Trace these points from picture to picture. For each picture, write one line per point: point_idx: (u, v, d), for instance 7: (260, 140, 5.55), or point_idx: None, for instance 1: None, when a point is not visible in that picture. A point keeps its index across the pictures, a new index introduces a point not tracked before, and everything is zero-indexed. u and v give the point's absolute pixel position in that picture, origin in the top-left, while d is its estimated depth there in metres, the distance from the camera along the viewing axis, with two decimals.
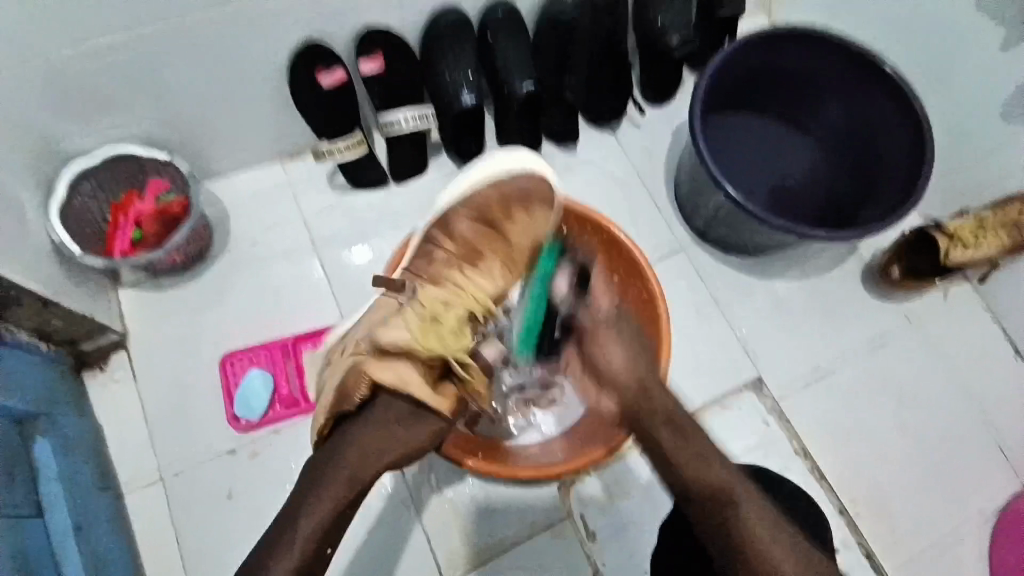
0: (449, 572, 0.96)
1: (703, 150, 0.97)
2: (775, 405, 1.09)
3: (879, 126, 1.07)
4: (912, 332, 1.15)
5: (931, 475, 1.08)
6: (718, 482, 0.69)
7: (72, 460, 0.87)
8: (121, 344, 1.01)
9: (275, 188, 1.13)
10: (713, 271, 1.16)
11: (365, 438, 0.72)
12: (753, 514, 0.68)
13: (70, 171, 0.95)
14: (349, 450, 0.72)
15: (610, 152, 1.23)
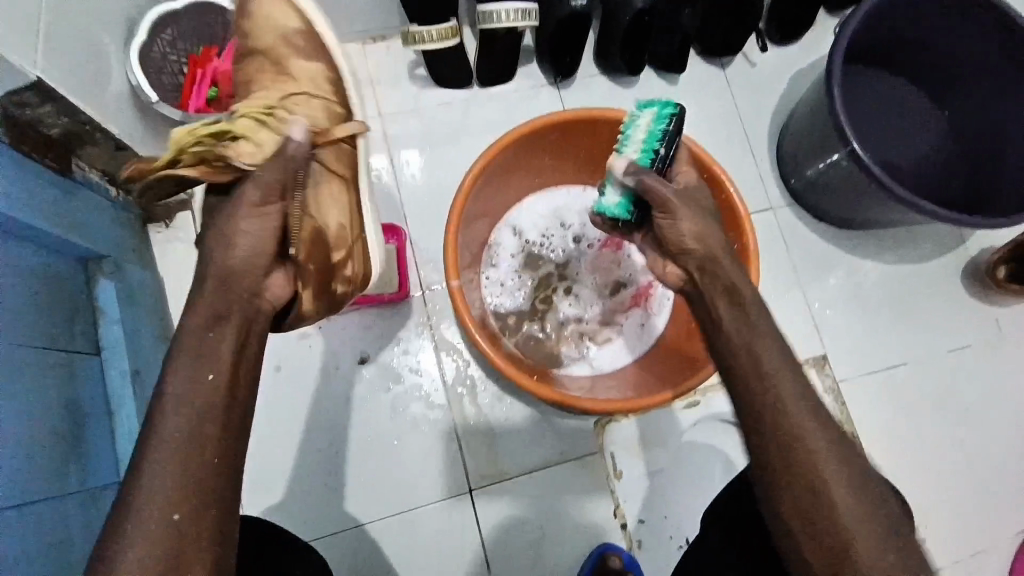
0: (474, 484, 0.97)
1: (836, 103, 0.86)
2: (835, 388, 1.03)
3: (1021, 113, 0.93)
4: (997, 342, 1.06)
5: (978, 490, 1.02)
6: (801, 424, 0.52)
7: (133, 310, 0.88)
8: (187, 205, 1.00)
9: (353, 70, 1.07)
10: (799, 238, 1.07)
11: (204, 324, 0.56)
12: (847, 493, 0.51)
13: (152, 12, 0.92)
14: (217, 270, 0.58)
15: (714, 90, 1.11)
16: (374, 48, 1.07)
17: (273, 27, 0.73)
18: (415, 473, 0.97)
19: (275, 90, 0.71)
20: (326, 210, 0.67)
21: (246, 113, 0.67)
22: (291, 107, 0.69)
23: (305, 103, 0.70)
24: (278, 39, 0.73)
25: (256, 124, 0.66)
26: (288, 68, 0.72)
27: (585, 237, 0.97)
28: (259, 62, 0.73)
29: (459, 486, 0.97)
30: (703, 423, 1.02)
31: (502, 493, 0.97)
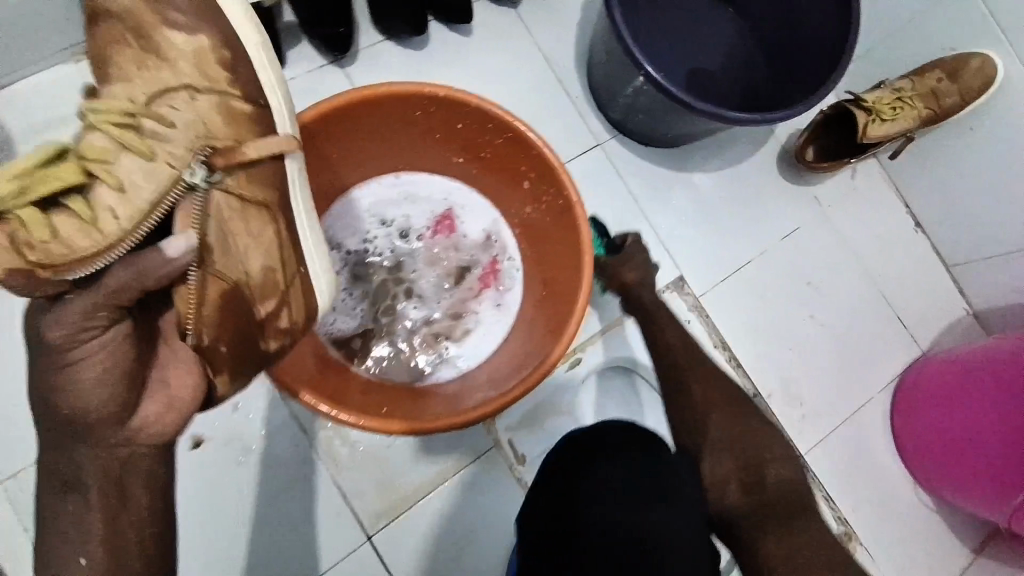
0: (373, 526, 0.88)
1: (621, 25, 0.82)
2: (698, 304, 1.05)
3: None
4: (823, 216, 1.14)
5: (837, 353, 1.11)
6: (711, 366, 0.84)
7: None
8: None
9: (69, 100, 0.84)
10: (631, 167, 1.05)
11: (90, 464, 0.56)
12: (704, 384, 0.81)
13: None
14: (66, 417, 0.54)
15: (511, 33, 1.03)
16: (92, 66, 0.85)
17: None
18: (305, 537, 0.86)
19: (130, 85, 0.58)
20: (244, 255, 0.60)
21: (100, 122, 0.56)
22: (163, 108, 0.58)
23: (194, 101, 0.59)
24: None
25: (113, 146, 0.56)
26: (153, 40, 0.58)
27: (413, 226, 0.88)
28: (117, 31, 0.59)
29: (357, 533, 0.87)
30: (592, 377, 1.00)
31: (407, 524, 0.89)
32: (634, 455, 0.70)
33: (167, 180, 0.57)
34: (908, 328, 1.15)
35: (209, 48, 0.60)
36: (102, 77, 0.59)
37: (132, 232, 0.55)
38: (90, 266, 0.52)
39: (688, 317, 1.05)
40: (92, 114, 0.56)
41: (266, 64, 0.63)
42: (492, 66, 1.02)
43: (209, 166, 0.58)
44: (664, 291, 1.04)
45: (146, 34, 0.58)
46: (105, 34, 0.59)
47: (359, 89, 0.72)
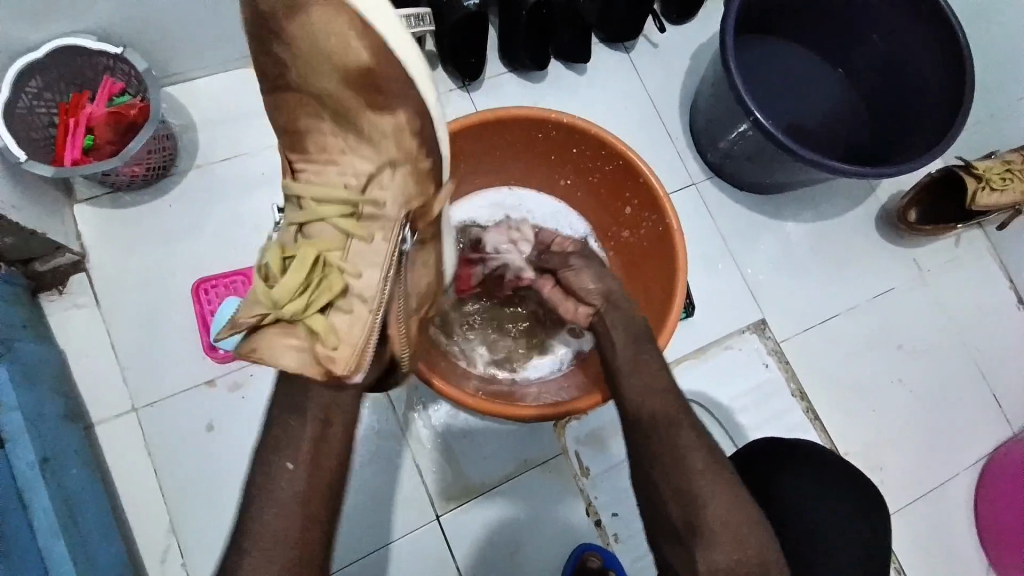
0: (443, 509, 0.93)
1: (734, 73, 0.88)
2: (778, 350, 1.06)
3: (916, 61, 0.98)
4: (918, 280, 1.12)
5: (924, 422, 1.07)
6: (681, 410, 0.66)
7: (33, 391, 0.78)
8: (81, 266, 0.91)
9: (245, 96, 1.00)
10: (724, 209, 1.09)
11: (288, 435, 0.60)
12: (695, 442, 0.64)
13: (14, 65, 0.81)
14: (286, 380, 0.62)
15: (622, 75, 1.12)
16: None
17: (331, 68, 0.56)
18: (382, 509, 0.92)
19: (341, 170, 0.62)
20: (416, 279, 0.66)
21: (326, 216, 0.61)
22: (375, 190, 0.60)
23: (390, 169, 0.60)
24: (340, 72, 0.56)
25: (343, 238, 0.61)
26: (353, 113, 0.58)
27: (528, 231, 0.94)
28: (313, 108, 0.60)
29: (428, 514, 0.93)
30: None
31: (474, 512, 0.94)
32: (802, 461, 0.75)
33: (388, 250, 0.60)
34: (1003, 407, 1.10)
35: (408, 122, 0.57)
36: (300, 158, 0.63)
37: (376, 314, 0.59)
38: (362, 361, 0.58)
39: (766, 361, 1.05)
40: (320, 210, 0.61)
41: (427, 79, 0.58)
42: (602, 103, 1.11)
43: (411, 226, 0.60)
44: (745, 332, 1.06)
45: (345, 113, 0.59)
46: (304, 121, 0.61)
47: (490, 110, 0.81)
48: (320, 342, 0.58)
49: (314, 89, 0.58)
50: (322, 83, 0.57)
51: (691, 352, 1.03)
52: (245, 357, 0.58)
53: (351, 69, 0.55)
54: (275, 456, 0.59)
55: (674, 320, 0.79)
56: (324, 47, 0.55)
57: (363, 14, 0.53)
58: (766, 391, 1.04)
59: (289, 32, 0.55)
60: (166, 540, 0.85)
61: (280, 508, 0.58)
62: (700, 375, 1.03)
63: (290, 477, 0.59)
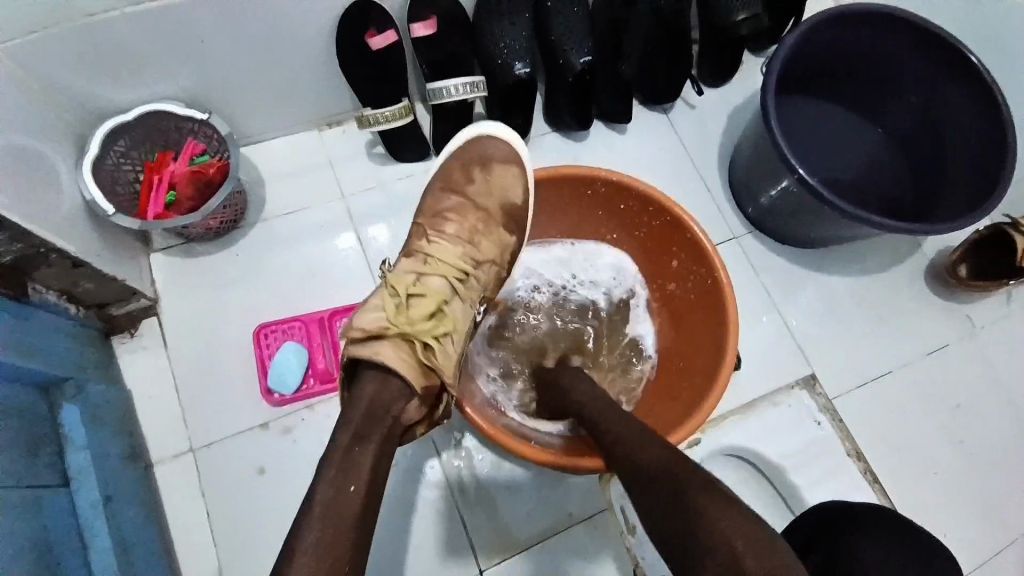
0: (486, 563, 0.92)
1: (776, 134, 0.91)
2: (828, 406, 1.03)
3: (953, 119, 1.00)
4: (973, 337, 1.09)
5: (991, 487, 1.02)
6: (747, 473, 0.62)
7: (102, 430, 0.81)
8: (151, 311, 0.96)
9: (310, 155, 1.07)
10: (767, 263, 1.10)
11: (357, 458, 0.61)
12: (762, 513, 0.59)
13: (106, 125, 0.89)
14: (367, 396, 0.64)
15: (663, 134, 1.17)
16: (330, 133, 1.09)
17: (496, 194, 0.81)
18: (425, 563, 0.91)
19: (464, 247, 0.77)
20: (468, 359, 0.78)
21: (444, 273, 0.74)
22: (479, 275, 0.78)
23: (485, 266, 0.79)
24: (495, 195, 0.81)
25: (452, 293, 0.74)
26: (492, 218, 0.80)
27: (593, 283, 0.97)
28: (461, 206, 0.80)
29: (470, 569, 0.91)
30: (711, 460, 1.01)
31: (517, 569, 0.92)
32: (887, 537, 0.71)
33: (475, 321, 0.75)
34: None
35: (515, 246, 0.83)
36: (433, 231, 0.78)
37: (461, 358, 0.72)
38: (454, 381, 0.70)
39: (817, 418, 1.03)
40: (441, 266, 0.74)
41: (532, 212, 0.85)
42: (643, 161, 1.15)
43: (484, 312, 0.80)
44: (793, 387, 1.04)
45: (488, 219, 0.80)
46: (451, 205, 0.80)
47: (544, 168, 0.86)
48: (427, 363, 0.67)
49: (475, 192, 0.81)
50: (486, 198, 0.81)
51: (739, 407, 1.02)
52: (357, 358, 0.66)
53: (505, 198, 0.81)
54: (336, 478, 0.59)
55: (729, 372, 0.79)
56: (495, 179, 0.81)
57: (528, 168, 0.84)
58: (819, 451, 1.01)
59: (481, 165, 0.82)
60: None
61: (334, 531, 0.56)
62: (748, 431, 1.01)
63: (348, 501, 0.58)
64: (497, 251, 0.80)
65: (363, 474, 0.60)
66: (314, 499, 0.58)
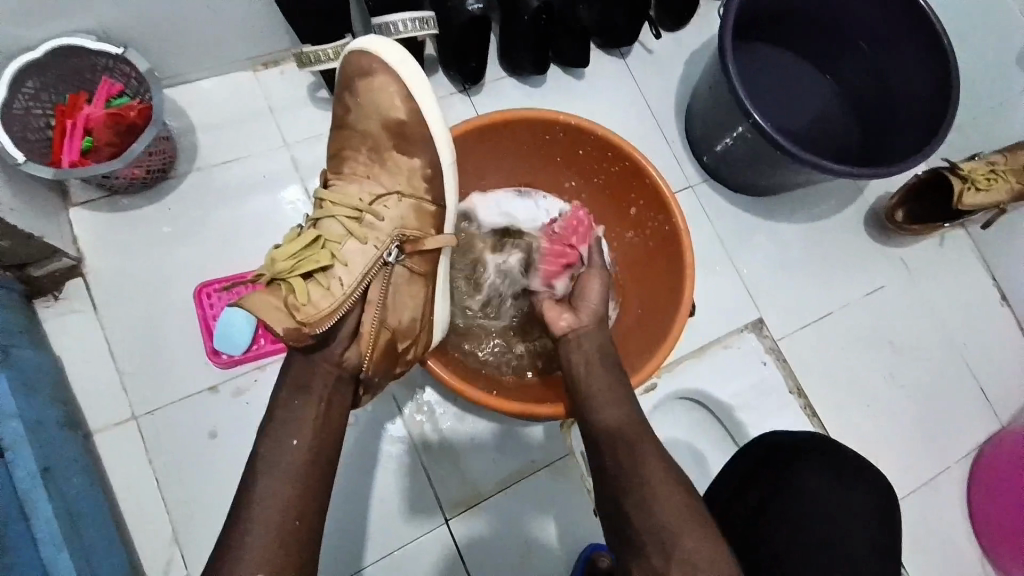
0: (452, 512, 0.93)
1: (734, 80, 0.90)
2: (775, 347, 1.08)
3: (901, 67, 1.02)
4: (907, 278, 1.16)
5: (916, 414, 1.11)
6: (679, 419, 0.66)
7: (31, 398, 0.75)
8: (77, 271, 0.88)
9: (246, 98, 0.99)
10: (721, 210, 1.12)
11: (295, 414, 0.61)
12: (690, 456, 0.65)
13: (11, 66, 0.79)
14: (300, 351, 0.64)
15: (621, 80, 1.14)
16: (267, 75, 1.00)
17: (376, 113, 0.71)
18: (389, 514, 0.92)
19: (359, 186, 0.71)
20: (401, 306, 0.70)
21: (337, 214, 0.68)
22: (380, 207, 0.70)
23: (390, 199, 0.71)
24: (378, 119, 0.71)
25: (345, 233, 0.68)
26: (382, 148, 0.71)
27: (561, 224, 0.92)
28: (353, 141, 0.72)
29: (436, 518, 0.93)
30: (665, 401, 1.04)
31: (482, 515, 0.94)
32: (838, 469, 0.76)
33: (373, 258, 0.67)
34: (990, 399, 1.15)
35: (419, 168, 0.71)
36: (335, 175, 0.73)
37: (353, 297, 0.65)
38: (325, 321, 0.63)
39: (764, 359, 1.08)
40: (333, 208, 0.69)
41: (435, 121, 0.72)
42: (601, 107, 1.13)
43: (400, 249, 0.69)
44: (743, 330, 1.08)
45: (379, 146, 0.71)
46: (344, 141, 0.73)
47: (500, 113, 0.82)
48: (296, 306, 0.63)
49: (360, 118, 0.71)
50: (368, 123, 0.71)
51: (692, 351, 1.05)
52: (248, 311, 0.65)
53: (390, 117, 0.71)
54: (278, 433, 0.60)
55: (687, 309, 0.81)
56: (372, 91, 0.70)
57: (407, 79, 0.71)
58: (766, 389, 1.06)
59: (355, 83, 0.71)
60: (170, 550, 0.83)
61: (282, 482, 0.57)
62: (700, 374, 1.05)
63: (294, 453, 0.59)
64: (399, 177, 0.71)
65: (307, 428, 0.60)
66: (259, 456, 0.59)
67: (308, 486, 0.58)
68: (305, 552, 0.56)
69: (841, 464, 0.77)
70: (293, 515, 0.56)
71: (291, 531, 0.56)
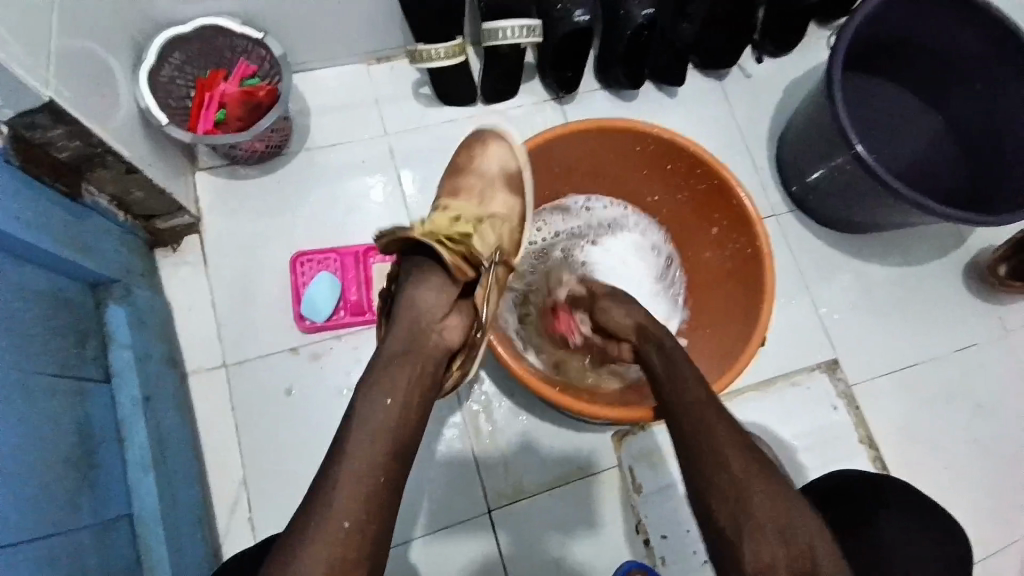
0: (495, 504, 0.95)
1: (838, 109, 0.88)
2: (849, 393, 1.03)
3: (1020, 112, 0.96)
4: (1006, 339, 1.08)
5: (999, 488, 1.02)
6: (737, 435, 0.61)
7: (144, 333, 0.85)
8: (195, 228, 0.98)
9: (356, 89, 1.07)
10: (805, 243, 1.09)
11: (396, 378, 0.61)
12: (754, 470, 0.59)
13: (160, 37, 0.90)
14: (407, 313, 0.65)
15: (714, 102, 1.14)
16: (378, 69, 1.08)
17: (501, 138, 0.82)
18: (437, 494, 0.95)
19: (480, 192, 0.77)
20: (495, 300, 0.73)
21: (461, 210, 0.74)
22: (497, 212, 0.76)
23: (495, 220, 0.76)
24: (502, 142, 0.81)
25: (470, 225, 0.72)
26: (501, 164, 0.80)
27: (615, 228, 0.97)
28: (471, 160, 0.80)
29: (480, 507, 0.95)
30: None
31: (523, 513, 0.95)
32: (918, 514, 0.72)
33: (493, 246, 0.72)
34: None
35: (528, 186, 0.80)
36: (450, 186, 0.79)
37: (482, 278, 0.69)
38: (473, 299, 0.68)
39: (835, 404, 1.03)
40: (457, 207, 0.75)
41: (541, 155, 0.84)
42: (691, 127, 1.13)
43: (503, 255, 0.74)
44: (815, 370, 1.04)
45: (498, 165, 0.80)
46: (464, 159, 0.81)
47: (581, 120, 0.85)
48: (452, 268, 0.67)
49: (488, 155, 0.80)
50: (491, 145, 0.81)
51: (756, 381, 1.02)
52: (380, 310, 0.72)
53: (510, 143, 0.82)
54: (374, 396, 0.60)
55: (765, 327, 0.80)
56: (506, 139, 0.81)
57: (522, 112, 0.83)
58: (833, 434, 1.01)
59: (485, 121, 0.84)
60: (237, 492, 0.90)
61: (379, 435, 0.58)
62: (764, 407, 1.02)
63: (385, 411, 0.59)
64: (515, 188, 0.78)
65: (401, 387, 0.61)
66: (353, 412, 0.59)
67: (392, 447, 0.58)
68: (383, 509, 0.56)
69: (923, 518, 0.72)
70: (378, 473, 0.57)
71: (376, 491, 0.56)
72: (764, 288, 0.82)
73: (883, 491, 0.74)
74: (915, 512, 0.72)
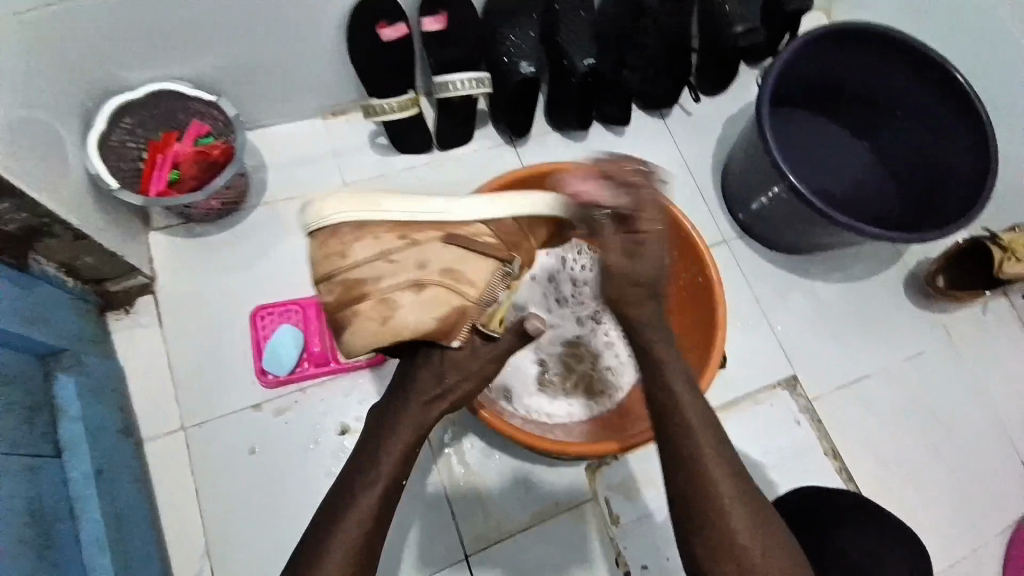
0: (473, 551, 0.93)
1: (770, 141, 0.95)
2: (810, 408, 1.07)
3: (935, 135, 1.06)
4: (948, 345, 1.14)
5: (958, 487, 1.06)
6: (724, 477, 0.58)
7: (95, 403, 0.82)
8: (149, 289, 0.96)
9: (313, 141, 1.08)
10: (756, 267, 1.14)
11: (397, 443, 0.65)
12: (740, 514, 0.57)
13: (111, 103, 0.90)
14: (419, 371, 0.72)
15: (660, 138, 1.20)
16: (334, 122, 1.10)
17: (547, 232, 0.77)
18: (413, 545, 0.92)
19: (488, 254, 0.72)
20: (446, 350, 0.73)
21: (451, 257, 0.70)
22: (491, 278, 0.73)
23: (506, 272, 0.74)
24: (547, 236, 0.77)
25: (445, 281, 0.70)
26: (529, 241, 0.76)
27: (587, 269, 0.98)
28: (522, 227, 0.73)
29: (457, 555, 0.93)
30: None
31: (502, 557, 0.94)
32: (893, 534, 0.74)
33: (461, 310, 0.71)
34: None
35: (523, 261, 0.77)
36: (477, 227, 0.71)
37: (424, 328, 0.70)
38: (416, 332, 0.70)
39: (799, 420, 1.06)
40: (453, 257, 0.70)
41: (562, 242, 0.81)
42: (639, 162, 1.18)
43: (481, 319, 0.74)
44: (777, 388, 1.07)
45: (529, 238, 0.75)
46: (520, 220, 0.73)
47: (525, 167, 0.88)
48: (407, 306, 0.69)
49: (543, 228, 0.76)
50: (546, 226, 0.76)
51: (722, 403, 1.05)
52: (382, 250, 0.69)
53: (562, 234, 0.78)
54: (367, 457, 0.64)
55: (721, 348, 0.83)
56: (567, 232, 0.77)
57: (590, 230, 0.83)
58: (799, 450, 1.04)
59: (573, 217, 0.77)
60: (201, 563, 0.86)
61: (371, 499, 0.61)
62: (731, 428, 1.04)
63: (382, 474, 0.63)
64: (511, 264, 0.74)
65: (393, 452, 0.64)
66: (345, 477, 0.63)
67: (380, 508, 0.61)
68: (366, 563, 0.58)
69: (883, 528, 0.74)
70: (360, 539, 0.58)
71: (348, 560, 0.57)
72: (717, 309, 0.85)
73: (858, 508, 0.77)
74: (888, 529, 0.75)
